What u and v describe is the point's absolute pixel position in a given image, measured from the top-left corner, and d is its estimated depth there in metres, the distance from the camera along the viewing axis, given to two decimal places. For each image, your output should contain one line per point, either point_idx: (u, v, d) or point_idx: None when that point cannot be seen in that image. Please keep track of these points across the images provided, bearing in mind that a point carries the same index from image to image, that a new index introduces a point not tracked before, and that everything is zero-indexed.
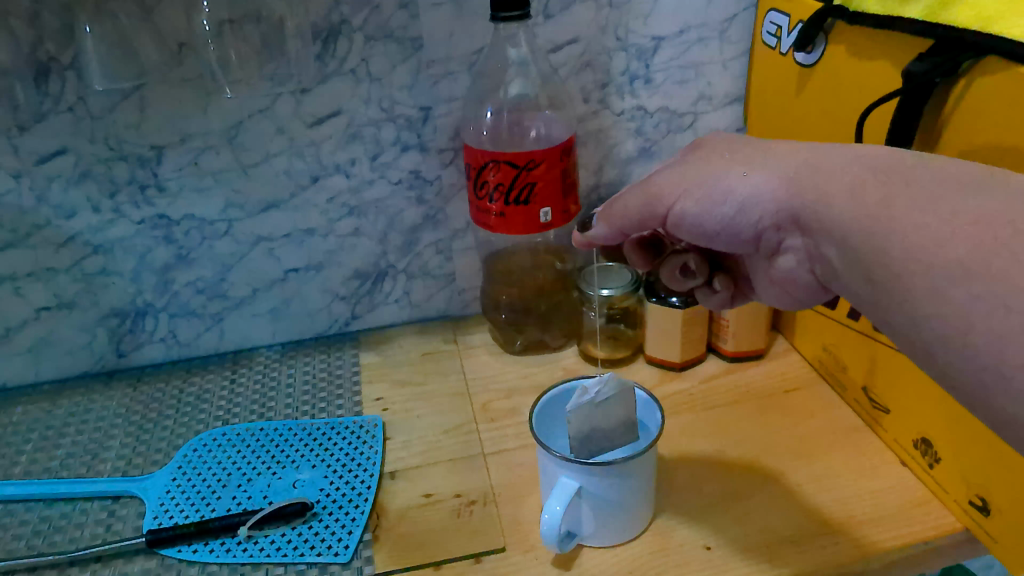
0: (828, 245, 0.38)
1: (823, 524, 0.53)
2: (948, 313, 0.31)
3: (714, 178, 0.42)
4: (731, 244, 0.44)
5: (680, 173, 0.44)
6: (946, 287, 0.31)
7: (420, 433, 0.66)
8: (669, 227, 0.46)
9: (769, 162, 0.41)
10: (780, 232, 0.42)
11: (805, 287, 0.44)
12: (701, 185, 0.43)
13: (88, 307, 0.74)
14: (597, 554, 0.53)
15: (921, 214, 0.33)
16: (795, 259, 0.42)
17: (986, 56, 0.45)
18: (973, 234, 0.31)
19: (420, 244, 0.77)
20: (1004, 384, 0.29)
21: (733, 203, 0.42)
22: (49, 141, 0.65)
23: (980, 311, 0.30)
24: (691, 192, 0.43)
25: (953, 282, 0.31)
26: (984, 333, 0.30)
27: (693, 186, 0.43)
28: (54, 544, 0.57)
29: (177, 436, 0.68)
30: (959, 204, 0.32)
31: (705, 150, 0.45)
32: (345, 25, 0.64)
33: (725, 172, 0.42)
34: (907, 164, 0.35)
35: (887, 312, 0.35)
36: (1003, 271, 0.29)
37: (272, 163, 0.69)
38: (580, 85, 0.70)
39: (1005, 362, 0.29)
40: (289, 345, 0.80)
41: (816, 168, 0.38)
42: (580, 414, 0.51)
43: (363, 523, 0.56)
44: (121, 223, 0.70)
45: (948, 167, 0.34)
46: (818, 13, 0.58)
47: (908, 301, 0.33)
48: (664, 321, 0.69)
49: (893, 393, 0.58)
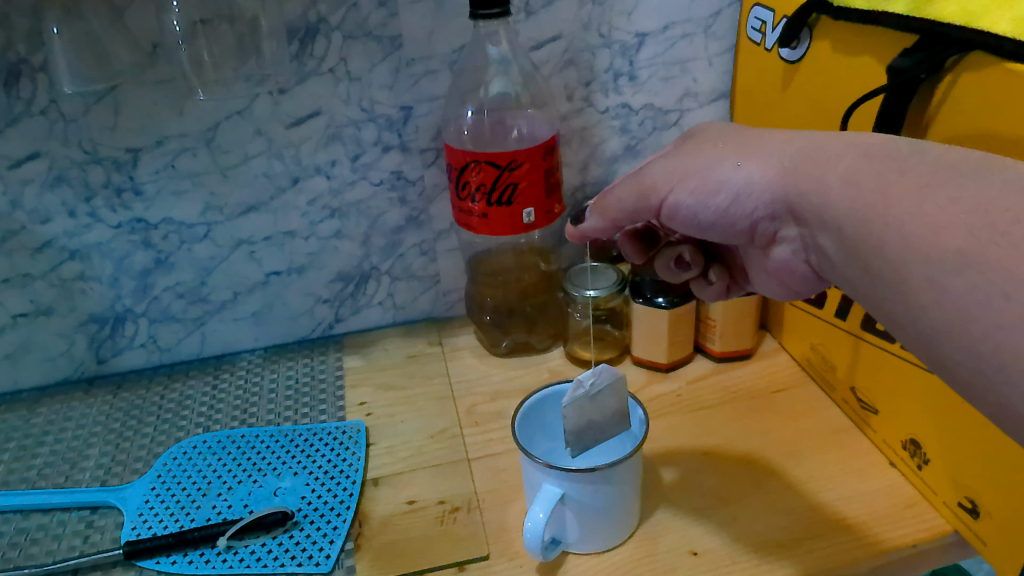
0: (825, 234, 0.37)
1: (811, 527, 0.53)
2: (944, 306, 0.30)
3: (708, 167, 0.41)
4: (727, 235, 0.43)
5: (672, 164, 0.43)
6: (944, 276, 0.30)
7: (404, 438, 0.65)
8: (663, 219, 0.45)
9: (757, 157, 0.40)
10: (776, 222, 0.40)
11: (802, 277, 0.43)
12: (695, 174, 0.42)
13: (67, 313, 0.72)
14: (582, 561, 0.52)
15: (919, 204, 0.32)
16: (791, 250, 0.41)
17: (972, 52, 0.44)
18: (968, 225, 0.30)
19: (403, 245, 0.76)
20: (1004, 377, 0.28)
21: (727, 194, 0.41)
22: (21, 145, 0.63)
23: (978, 303, 0.29)
24: (686, 181, 0.42)
25: (949, 273, 0.30)
26: (982, 326, 0.29)
27: (686, 175, 0.42)
28: (31, 557, 0.56)
29: (157, 444, 0.67)
30: (952, 195, 0.31)
31: (698, 140, 0.44)
32: (323, 24, 0.63)
33: (719, 163, 0.41)
34: (892, 158, 0.34)
35: (885, 302, 0.34)
36: (999, 262, 0.28)
37: (251, 165, 0.68)
38: (563, 82, 0.69)
39: (1004, 356, 0.28)
40: (272, 349, 0.79)
41: (801, 166, 0.38)
42: (575, 409, 0.50)
43: (345, 532, 0.55)
44: (98, 227, 0.69)
45: (935, 158, 0.33)
46: (802, 9, 0.57)
47: (902, 295, 0.32)
48: (649, 322, 0.68)
49: (881, 393, 0.58)
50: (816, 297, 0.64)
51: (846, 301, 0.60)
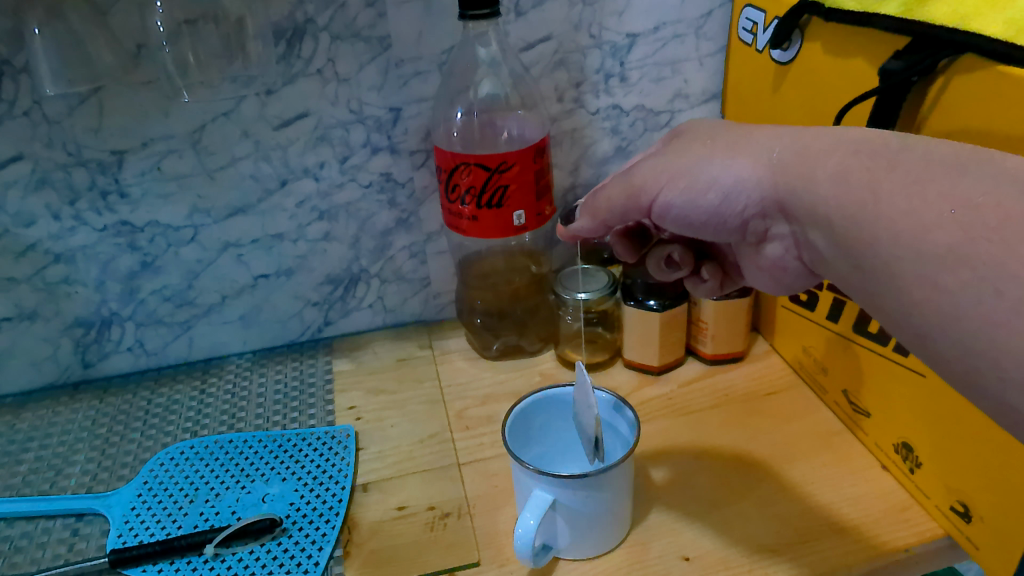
0: (816, 232, 0.36)
1: (803, 532, 0.52)
2: (939, 303, 0.30)
3: (697, 166, 0.41)
4: (718, 233, 0.43)
5: (662, 162, 0.43)
6: (937, 274, 0.30)
7: (394, 443, 0.64)
8: (653, 218, 0.45)
9: (751, 149, 0.39)
10: (767, 219, 0.40)
11: (795, 274, 0.42)
12: (685, 173, 0.41)
13: (52, 317, 0.71)
14: (573, 566, 0.52)
15: (908, 199, 0.31)
16: (782, 248, 0.41)
17: (964, 55, 0.44)
18: (959, 221, 0.29)
19: (392, 248, 0.75)
20: (1001, 376, 0.28)
21: (716, 193, 0.40)
22: (4, 148, 0.63)
23: (971, 299, 0.29)
24: (674, 181, 0.42)
25: (942, 269, 0.30)
26: (977, 322, 0.29)
27: (675, 174, 0.42)
28: (15, 565, 0.55)
29: (144, 449, 0.66)
30: (944, 190, 0.31)
31: (686, 138, 0.44)
32: (310, 25, 0.62)
33: (708, 161, 0.41)
34: (886, 149, 0.34)
35: (880, 302, 0.33)
36: (993, 258, 0.28)
37: (238, 167, 0.67)
38: (553, 84, 0.69)
39: (999, 353, 0.28)
40: (260, 352, 0.78)
41: (788, 163, 0.37)
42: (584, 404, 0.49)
43: (334, 539, 0.55)
44: (83, 231, 0.68)
45: (928, 150, 0.33)
46: (794, 9, 0.57)
47: (898, 292, 0.32)
48: (641, 324, 0.67)
49: (872, 395, 0.57)
50: (807, 299, 0.64)
51: (837, 303, 0.59)
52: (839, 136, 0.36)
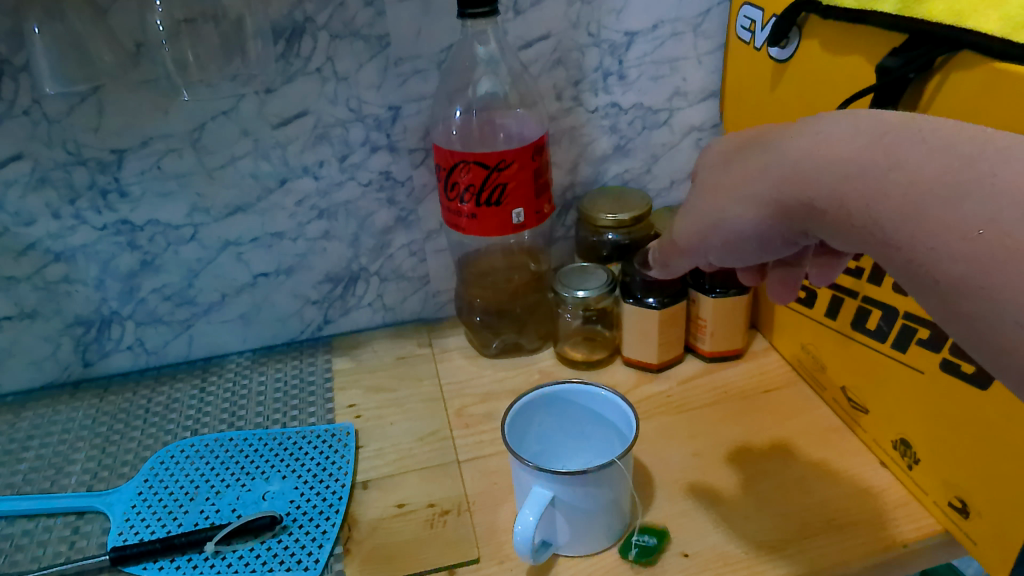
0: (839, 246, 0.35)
1: (802, 528, 0.53)
2: (960, 325, 0.30)
3: (720, 222, 0.36)
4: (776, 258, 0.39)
5: (693, 226, 0.38)
6: (959, 304, 0.29)
7: (393, 441, 0.65)
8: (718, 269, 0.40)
9: (756, 183, 0.35)
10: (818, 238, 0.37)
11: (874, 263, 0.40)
12: (716, 234, 0.37)
13: (52, 316, 0.72)
14: (573, 563, 0.52)
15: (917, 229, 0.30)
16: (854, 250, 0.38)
17: (961, 52, 0.44)
18: (972, 255, 0.28)
19: (392, 246, 0.75)
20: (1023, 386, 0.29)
21: (749, 241, 0.36)
22: (4, 147, 0.63)
23: (995, 328, 0.28)
24: (712, 245, 0.37)
25: (963, 299, 0.29)
26: (996, 348, 0.29)
27: (709, 236, 0.37)
28: (16, 563, 0.55)
29: (145, 448, 0.66)
30: (948, 219, 0.29)
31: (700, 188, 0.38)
32: (309, 23, 0.62)
33: (724, 213, 0.36)
34: (888, 135, 0.31)
35: None
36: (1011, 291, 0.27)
37: (237, 166, 0.67)
38: (552, 82, 0.69)
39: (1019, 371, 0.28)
40: (260, 351, 0.78)
41: (817, 191, 0.33)
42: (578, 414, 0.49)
43: (334, 536, 0.55)
44: (83, 229, 0.68)
45: (930, 132, 0.30)
46: (791, 8, 0.57)
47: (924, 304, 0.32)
48: (640, 321, 0.67)
49: (871, 392, 0.58)
50: (806, 296, 0.64)
51: (835, 301, 0.60)
52: (860, 135, 0.32)
